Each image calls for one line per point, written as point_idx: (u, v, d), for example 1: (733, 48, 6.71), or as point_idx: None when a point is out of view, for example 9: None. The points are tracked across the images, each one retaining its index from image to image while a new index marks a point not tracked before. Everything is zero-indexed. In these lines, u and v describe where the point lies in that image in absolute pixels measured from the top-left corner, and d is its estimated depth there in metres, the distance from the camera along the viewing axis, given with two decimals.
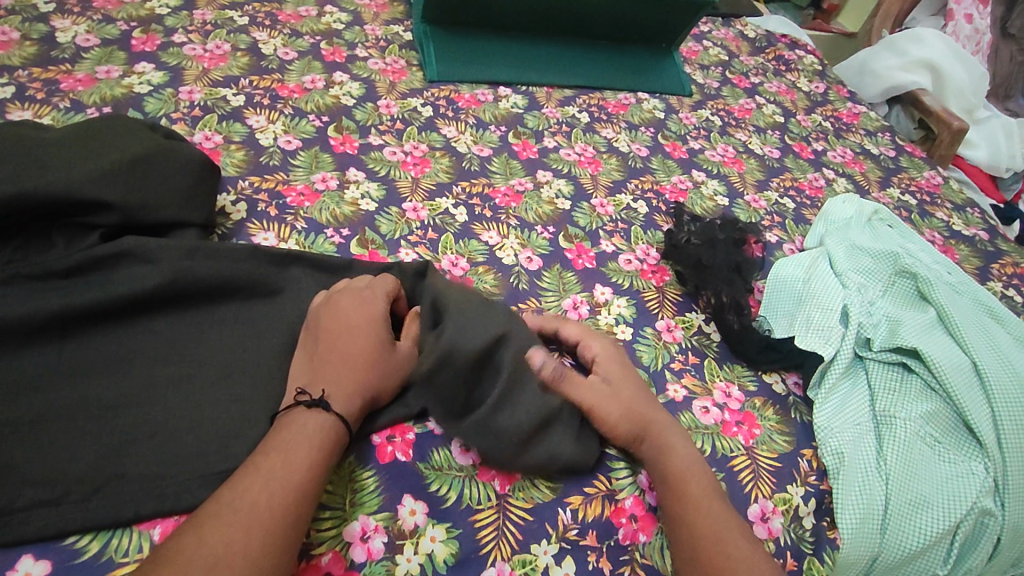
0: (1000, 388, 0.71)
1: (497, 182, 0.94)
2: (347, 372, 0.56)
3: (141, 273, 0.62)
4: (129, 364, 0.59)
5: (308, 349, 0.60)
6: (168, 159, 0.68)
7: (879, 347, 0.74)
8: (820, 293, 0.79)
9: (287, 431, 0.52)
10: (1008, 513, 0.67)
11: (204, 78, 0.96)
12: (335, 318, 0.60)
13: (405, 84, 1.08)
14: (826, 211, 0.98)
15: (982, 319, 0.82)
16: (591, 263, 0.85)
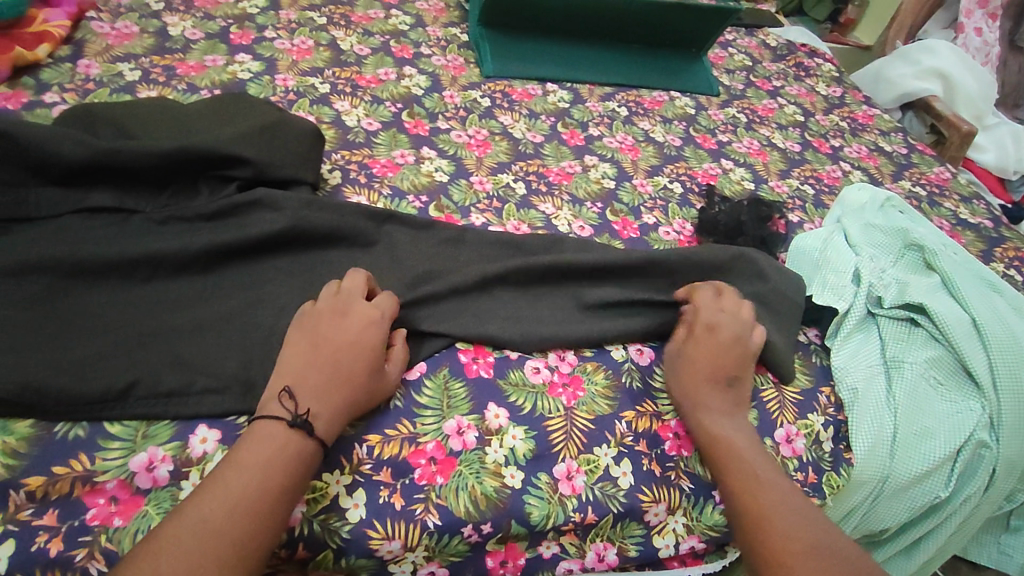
0: (998, 339, 0.81)
1: (550, 163, 1.07)
2: (336, 390, 0.59)
3: (271, 218, 0.75)
4: (263, 291, 0.72)
5: (303, 354, 0.62)
6: (289, 128, 0.82)
7: (889, 304, 0.85)
8: (835, 260, 0.90)
9: (267, 447, 0.54)
10: (1002, 445, 0.77)
11: (295, 68, 1.10)
12: (333, 331, 0.63)
13: (465, 78, 1.21)
14: (843, 197, 1.09)
15: (984, 286, 0.92)
16: (634, 234, 0.97)
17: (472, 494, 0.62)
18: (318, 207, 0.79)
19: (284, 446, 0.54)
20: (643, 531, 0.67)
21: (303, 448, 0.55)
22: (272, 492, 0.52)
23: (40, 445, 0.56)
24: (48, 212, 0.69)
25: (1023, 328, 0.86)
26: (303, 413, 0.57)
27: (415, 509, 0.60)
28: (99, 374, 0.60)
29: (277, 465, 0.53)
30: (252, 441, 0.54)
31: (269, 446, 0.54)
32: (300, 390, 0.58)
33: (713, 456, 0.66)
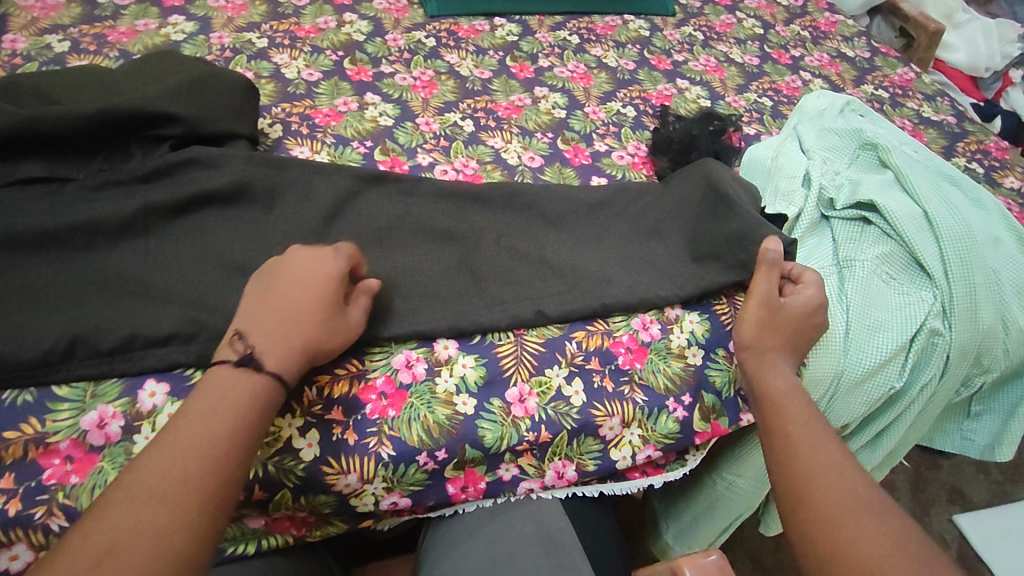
0: (948, 229, 0.80)
1: (499, 98, 1.04)
2: (288, 332, 0.56)
3: (208, 176, 0.75)
4: (202, 245, 0.71)
5: (263, 295, 0.59)
6: (218, 81, 0.80)
7: (841, 206, 0.84)
8: (785, 166, 0.89)
9: (219, 391, 0.51)
10: (956, 331, 0.77)
11: (231, 25, 1.07)
12: (296, 282, 0.59)
13: (409, 20, 1.17)
14: (802, 105, 1.06)
15: (939, 180, 0.90)
16: (586, 160, 0.96)
17: (424, 423, 0.63)
18: (256, 161, 0.78)
19: (236, 396, 0.51)
20: (600, 446, 0.68)
21: (259, 391, 0.52)
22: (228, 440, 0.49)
23: None
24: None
25: (975, 216, 0.85)
26: (252, 351, 0.54)
27: (368, 442, 0.62)
28: (40, 339, 0.60)
29: (229, 410, 0.50)
30: (205, 388, 0.51)
31: (221, 391, 0.51)
32: (251, 331, 0.56)
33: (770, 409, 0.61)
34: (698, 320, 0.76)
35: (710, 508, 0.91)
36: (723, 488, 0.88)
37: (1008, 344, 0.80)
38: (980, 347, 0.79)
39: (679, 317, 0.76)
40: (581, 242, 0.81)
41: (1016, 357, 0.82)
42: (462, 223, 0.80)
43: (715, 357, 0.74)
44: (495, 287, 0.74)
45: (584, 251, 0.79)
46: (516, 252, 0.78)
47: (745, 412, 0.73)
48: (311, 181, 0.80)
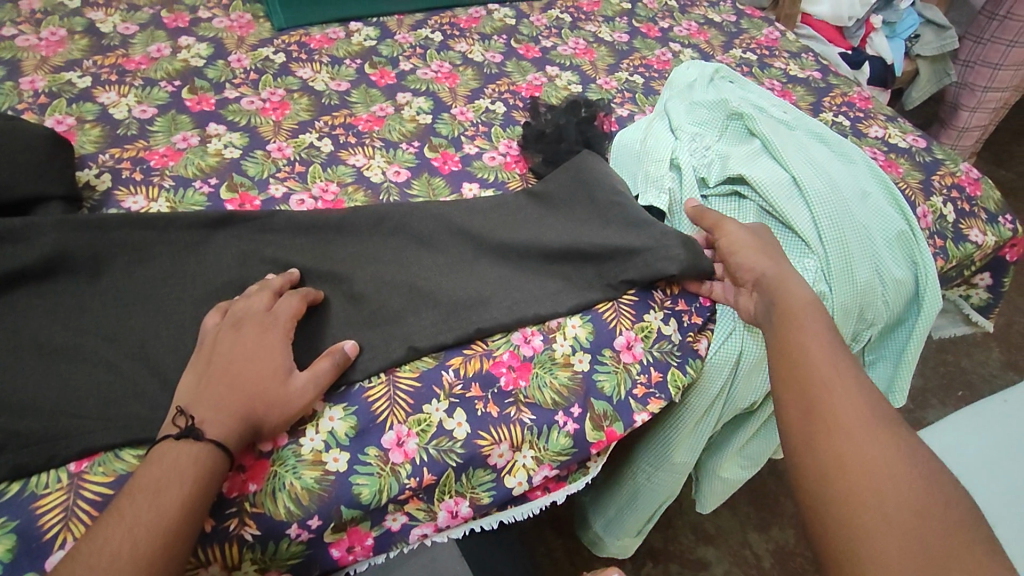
0: (816, 192, 0.80)
1: (359, 111, 0.98)
2: (232, 396, 0.57)
3: (14, 252, 0.65)
4: (12, 330, 0.62)
5: (199, 368, 0.59)
6: (13, 138, 0.71)
7: (713, 183, 0.83)
8: (654, 149, 0.87)
9: (160, 463, 0.52)
10: (837, 295, 0.76)
11: (45, 66, 0.96)
12: (234, 347, 0.60)
13: (254, 36, 1.09)
14: (672, 79, 1.02)
15: (805, 141, 0.89)
16: (456, 166, 0.91)
17: (291, 492, 0.59)
18: (71, 226, 0.68)
19: (176, 463, 0.52)
20: (492, 475, 0.65)
21: (196, 454, 0.53)
22: (171, 515, 0.50)
23: None
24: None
25: (844, 175, 0.85)
26: (192, 422, 0.55)
27: (228, 525, 0.57)
28: None
29: (169, 481, 0.51)
30: (148, 465, 0.53)
31: (159, 463, 0.52)
32: (190, 403, 0.56)
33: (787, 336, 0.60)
34: (580, 325, 0.73)
35: (632, 497, 0.88)
36: (643, 478, 0.85)
37: (889, 297, 0.80)
38: (861, 304, 0.78)
39: (559, 325, 0.73)
40: (455, 258, 0.76)
41: (898, 307, 0.81)
42: (320, 258, 0.74)
43: (602, 361, 0.71)
44: (359, 324, 0.69)
45: (454, 268, 0.75)
46: (380, 281, 0.72)
47: (638, 412, 0.70)
48: (141, 238, 0.71)
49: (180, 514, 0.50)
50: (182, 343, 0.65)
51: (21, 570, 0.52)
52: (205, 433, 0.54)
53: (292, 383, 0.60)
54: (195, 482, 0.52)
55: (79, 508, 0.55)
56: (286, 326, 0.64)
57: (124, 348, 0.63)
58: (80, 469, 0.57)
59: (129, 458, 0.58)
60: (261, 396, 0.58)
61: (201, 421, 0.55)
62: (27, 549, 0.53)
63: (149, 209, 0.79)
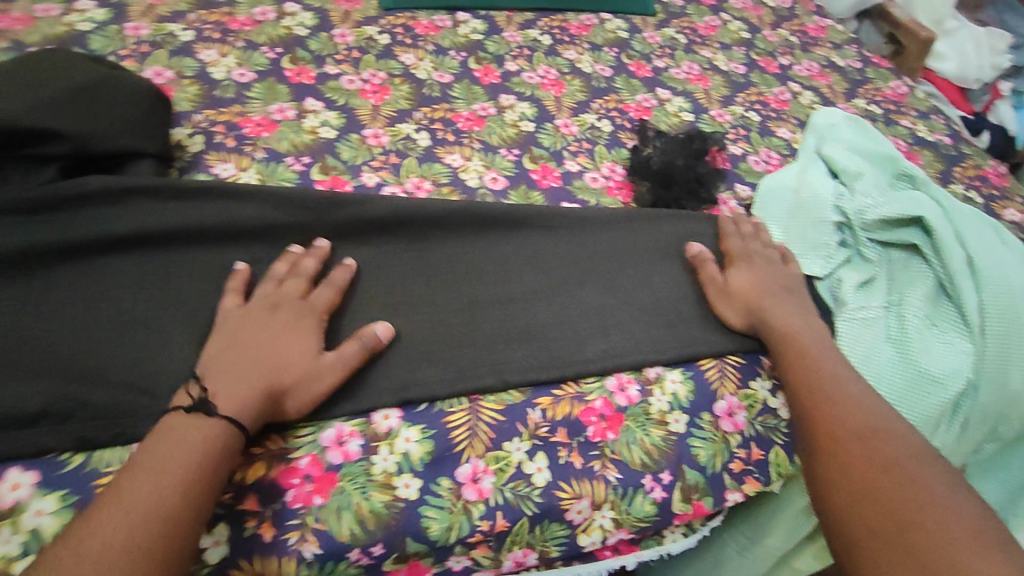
0: (989, 278, 0.72)
1: (460, 107, 0.93)
2: (254, 370, 0.53)
3: (104, 214, 0.62)
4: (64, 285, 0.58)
5: (218, 339, 0.56)
6: (116, 88, 0.67)
7: (883, 233, 0.77)
8: (813, 190, 0.82)
9: (162, 441, 0.49)
10: (981, 393, 0.68)
11: (150, 14, 0.93)
12: (261, 326, 0.56)
13: (360, 12, 1.04)
14: (813, 121, 0.98)
15: (974, 217, 0.81)
16: (555, 183, 0.85)
17: (358, 512, 0.54)
18: (168, 194, 0.65)
19: (180, 443, 0.48)
20: (567, 531, 0.59)
21: (204, 433, 0.49)
22: (171, 499, 0.45)
23: None
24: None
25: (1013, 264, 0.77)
26: (202, 395, 0.51)
27: (288, 538, 0.52)
28: None
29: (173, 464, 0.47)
30: (140, 445, 0.49)
31: (155, 443, 0.48)
32: (208, 372, 0.53)
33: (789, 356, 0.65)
34: (680, 380, 0.67)
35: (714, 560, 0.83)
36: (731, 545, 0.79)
37: None
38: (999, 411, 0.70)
39: (656, 379, 0.66)
40: (550, 281, 0.71)
41: None
42: (411, 261, 0.69)
43: (699, 424, 0.65)
44: (445, 342, 0.64)
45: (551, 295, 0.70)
46: (470, 299, 0.68)
47: (731, 491, 0.64)
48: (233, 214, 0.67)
49: (181, 498, 0.45)
50: None
51: None
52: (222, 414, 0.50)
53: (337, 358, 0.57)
54: (188, 477, 0.47)
55: None
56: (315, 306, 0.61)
57: (198, 328, 0.59)
58: None
59: None
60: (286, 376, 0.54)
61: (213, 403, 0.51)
62: None
63: (239, 178, 0.75)
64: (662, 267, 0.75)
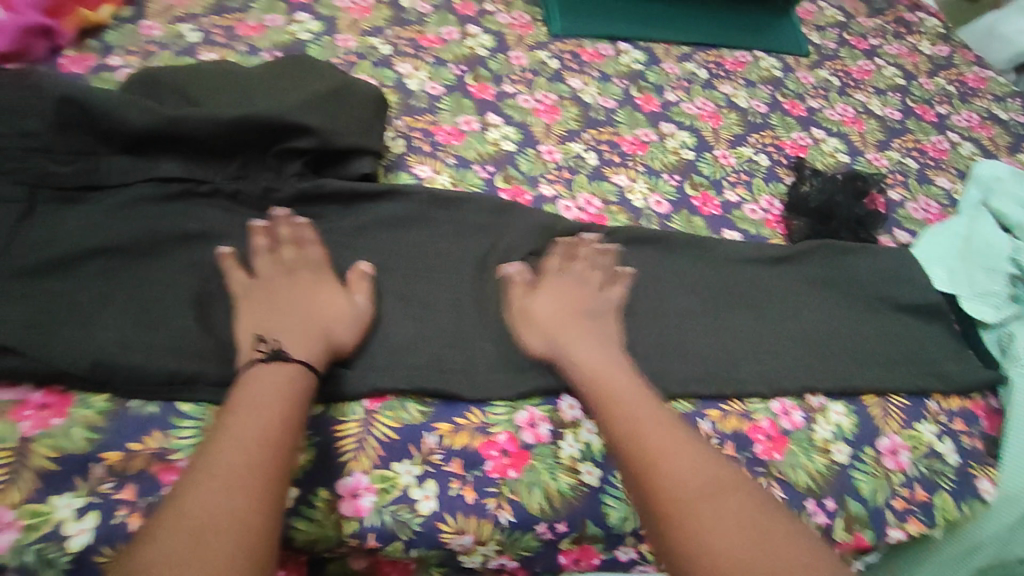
0: None
1: (624, 131, 0.99)
2: (297, 324, 0.61)
3: (332, 212, 0.74)
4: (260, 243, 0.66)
5: (322, 298, 0.64)
6: (351, 95, 0.79)
7: None
8: (982, 245, 0.85)
9: (249, 388, 0.55)
10: None
11: (356, 28, 1.05)
12: (289, 288, 0.64)
13: (532, 37, 1.13)
14: (975, 171, 0.96)
15: None
16: (715, 211, 0.89)
17: (546, 491, 0.60)
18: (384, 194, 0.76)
19: (265, 391, 0.54)
20: None
21: (273, 379, 0.55)
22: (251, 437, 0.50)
23: (117, 419, 0.57)
24: (119, 180, 0.69)
25: None
26: (274, 347, 0.58)
27: (487, 503, 0.58)
28: (164, 356, 0.61)
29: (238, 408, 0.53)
30: (248, 387, 0.55)
31: (256, 387, 0.55)
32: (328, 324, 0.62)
33: (600, 395, 0.60)
34: (845, 413, 0.72)
35: None
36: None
37: None
38: None
39: (820, 408, 0.72)
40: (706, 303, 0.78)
41: None
42: None
43: (863, 455, 0.69)
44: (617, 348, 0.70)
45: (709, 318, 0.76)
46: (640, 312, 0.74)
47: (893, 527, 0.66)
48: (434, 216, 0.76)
49: (261, 441, 0.50)
50: (457, 319, 0.68)
51: (314, 485, 0.56)
52: (525, 345, 0.65)
53: (539, 303, 0.68)
54: (237, 419, 0.52)
55: (370, 443, 0.58)
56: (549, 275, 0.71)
57: (408, 309, 0.68)
58: (373, 408, 0.61)
59: (413, 411, 0.61)
60: (570, 347, 0.64)
61: (523, 334, 0.66)
62: (324, 466, 0.57)
63: (436, 181, 0.84)
64: (810, 303, 0.80)
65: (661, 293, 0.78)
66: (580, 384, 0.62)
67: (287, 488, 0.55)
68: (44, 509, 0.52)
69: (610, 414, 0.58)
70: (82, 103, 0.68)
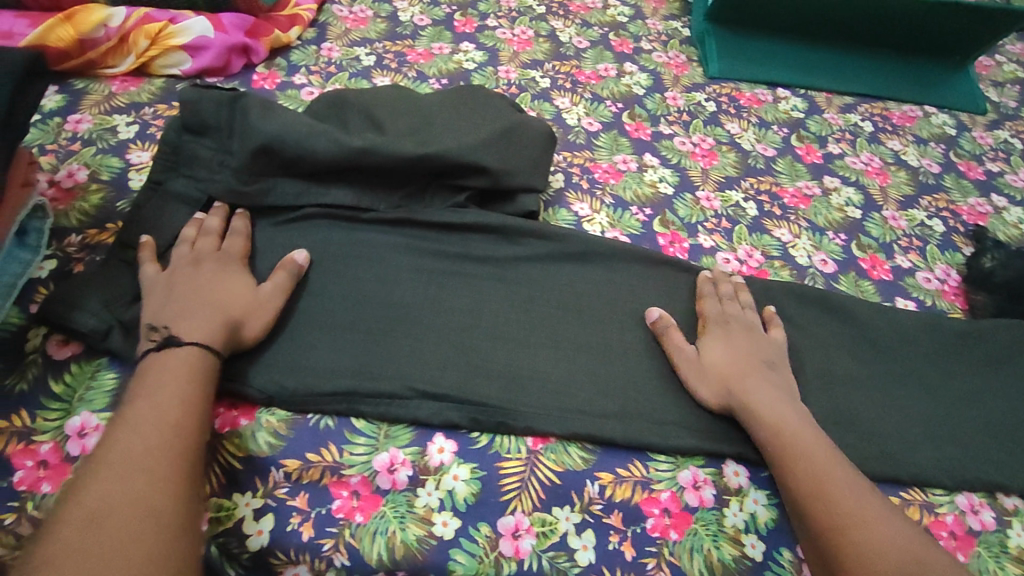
0: None
1: (784, 182, 0.95)
2: (210, 311, 0.60)
3: (491, 246, 0.74)
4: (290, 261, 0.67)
5: (224, 285, 0.63)
6: (523, 133, 0.80)
7: None
8: None
9: (154, 368, 0.55)
10: None
11: (517, 60, 1.07)
12: (199, 273, 0.63)
13: (688, 78, 1.11)
14: None
15: None
16: (886, 275, 0.85)
17: (708, 559, 0.57)
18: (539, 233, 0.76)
19: (169, 371, 0.54)
20: None
21: (178, 359, 0.55)
22: (163, 419, 0.51)
23: (297, 428, 0.60)
24: (295, 202, 0.72)
25: None
26: (163, 334, 0.57)
27: (646, 563, 0.57)
28: (335, 375, 0.62)
29: (150, 387, 0.53)
30: (156, 364, 0.55)
31: (172, 369, 0.55)
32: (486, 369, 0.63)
33: (782, 452, 0.59)
34: None
35: None
36: None
37: None
38: None
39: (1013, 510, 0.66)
40: (879, 377, 0.73)
41: None
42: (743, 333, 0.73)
43: None
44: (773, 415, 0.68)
45: (882, 393, 0.72)
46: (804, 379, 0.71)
47: None
48: (587, 258, 0.76)
49: (168, 423, 0.51)
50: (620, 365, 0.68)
51: (477, 517, 0.57)
52: (702, 401, 0.64)
53: (705, 355, 0.67)
54: (134, 396, 0.53)
55: (533, 484, 0.59)
56: (708, 324, 0.70)
57: (571, 352, 0.68)
58: (536, 448, 0.61)
59: (576, 457, 0.61)
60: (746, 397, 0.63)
61: (697, 390, 0.65)
62: (487, 500, 0.58)
63: (594, 220, 0.84)
64: (997, 389, 0.74)
65: (827, 360, 0.73)
66: (766, 443, 0.60)
67: (448, 518, 0.57)
68: (228, 504, 0.55)
69: (799, 468, 0.58)
70: (277, 126, 0.70)
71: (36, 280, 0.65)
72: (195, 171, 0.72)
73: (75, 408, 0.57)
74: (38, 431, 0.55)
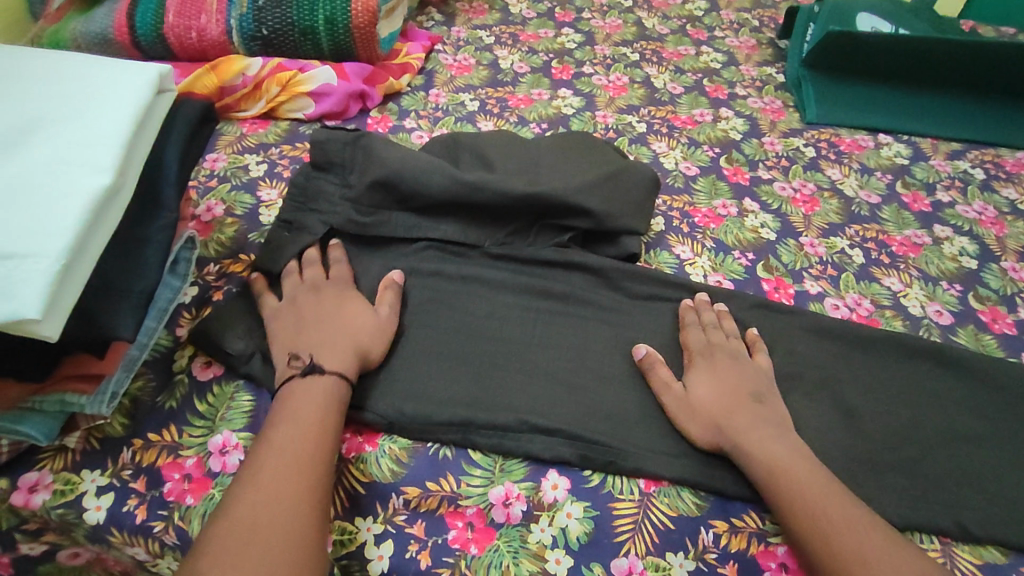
0: None
1: (892, 230, 0.92)
2: (341, 338, 0.64)
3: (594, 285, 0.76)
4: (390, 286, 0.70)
5: (347, 312, 0.66)
6: (629, 177, 0.82)
7: None
8: None
9: (297, 395, 0.59)
10: None
11: (613, 105, 1.10)
12: (318, 304, 0.67)
13: (785, 123, 1.11)
14: None
15: None
16: (1010, 329, 0.81)
17: None
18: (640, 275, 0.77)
19: (310, 396, 0.58)
20: None
21: (311, 389, 0.59)
22: (307, 442, 0.55)
23: (416, 457, 0.62)
24: (406, 234, 0.76)
25: None
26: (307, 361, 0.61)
27: None
28: (449, 405, 0.64)
29: (294, 411, 0.57)
30: (303, 391, 0.59)
31: (309, 394, 0.59)
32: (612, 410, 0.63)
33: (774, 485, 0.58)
34: None
35: None
36: None
37: None
38: None
39: None
40: (1010, 437, 0.69)
41: None
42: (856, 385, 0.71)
43: None
44: (896, 470, 0.65)
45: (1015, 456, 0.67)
46: (927, 437, 0.68)
47: None
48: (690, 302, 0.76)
49: (312, 445, 0.55)
50: None
51: (592, 558, 0.57)
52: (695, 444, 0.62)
53: (693, 392, 0.65)
54: (280, 422, 0.57)
55: (647, 528, 0.59)
56: (695, 356, 0.68)
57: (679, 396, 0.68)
58: (650, 491, 0.61)
59: (690, 502, 0.61)
60: (740, 436, 0.61)
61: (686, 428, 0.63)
62: (601, 541, 0.58)
63: (696, 263, 0.84)
64: None
65: (950, 418, 0.70)
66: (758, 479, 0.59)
67: (562, 556, 0.57)
68: (350, 528, 0.58)
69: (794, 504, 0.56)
70: (399, 163, 0.76)
71: (181, 304, 0.72)
72: (321, 206, 0.77)
73: (218, 426, 0.63)
74: (185, 446, 0.61)
